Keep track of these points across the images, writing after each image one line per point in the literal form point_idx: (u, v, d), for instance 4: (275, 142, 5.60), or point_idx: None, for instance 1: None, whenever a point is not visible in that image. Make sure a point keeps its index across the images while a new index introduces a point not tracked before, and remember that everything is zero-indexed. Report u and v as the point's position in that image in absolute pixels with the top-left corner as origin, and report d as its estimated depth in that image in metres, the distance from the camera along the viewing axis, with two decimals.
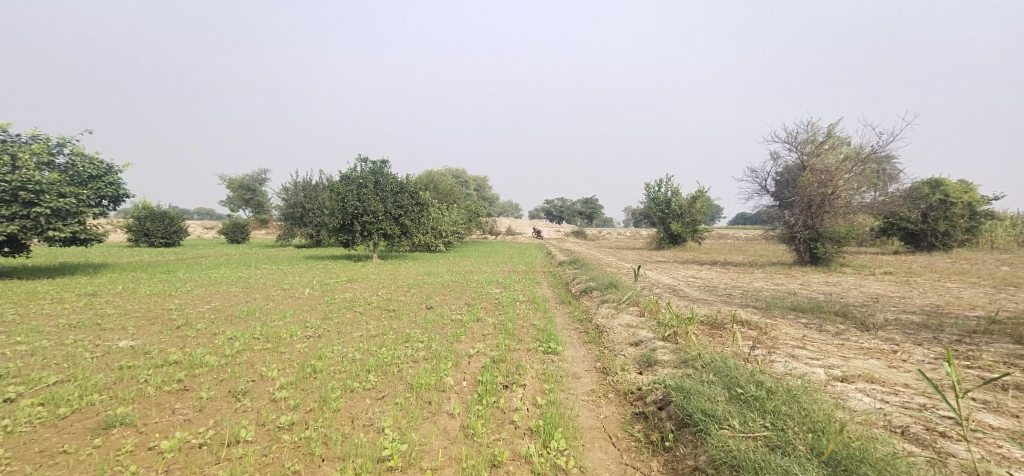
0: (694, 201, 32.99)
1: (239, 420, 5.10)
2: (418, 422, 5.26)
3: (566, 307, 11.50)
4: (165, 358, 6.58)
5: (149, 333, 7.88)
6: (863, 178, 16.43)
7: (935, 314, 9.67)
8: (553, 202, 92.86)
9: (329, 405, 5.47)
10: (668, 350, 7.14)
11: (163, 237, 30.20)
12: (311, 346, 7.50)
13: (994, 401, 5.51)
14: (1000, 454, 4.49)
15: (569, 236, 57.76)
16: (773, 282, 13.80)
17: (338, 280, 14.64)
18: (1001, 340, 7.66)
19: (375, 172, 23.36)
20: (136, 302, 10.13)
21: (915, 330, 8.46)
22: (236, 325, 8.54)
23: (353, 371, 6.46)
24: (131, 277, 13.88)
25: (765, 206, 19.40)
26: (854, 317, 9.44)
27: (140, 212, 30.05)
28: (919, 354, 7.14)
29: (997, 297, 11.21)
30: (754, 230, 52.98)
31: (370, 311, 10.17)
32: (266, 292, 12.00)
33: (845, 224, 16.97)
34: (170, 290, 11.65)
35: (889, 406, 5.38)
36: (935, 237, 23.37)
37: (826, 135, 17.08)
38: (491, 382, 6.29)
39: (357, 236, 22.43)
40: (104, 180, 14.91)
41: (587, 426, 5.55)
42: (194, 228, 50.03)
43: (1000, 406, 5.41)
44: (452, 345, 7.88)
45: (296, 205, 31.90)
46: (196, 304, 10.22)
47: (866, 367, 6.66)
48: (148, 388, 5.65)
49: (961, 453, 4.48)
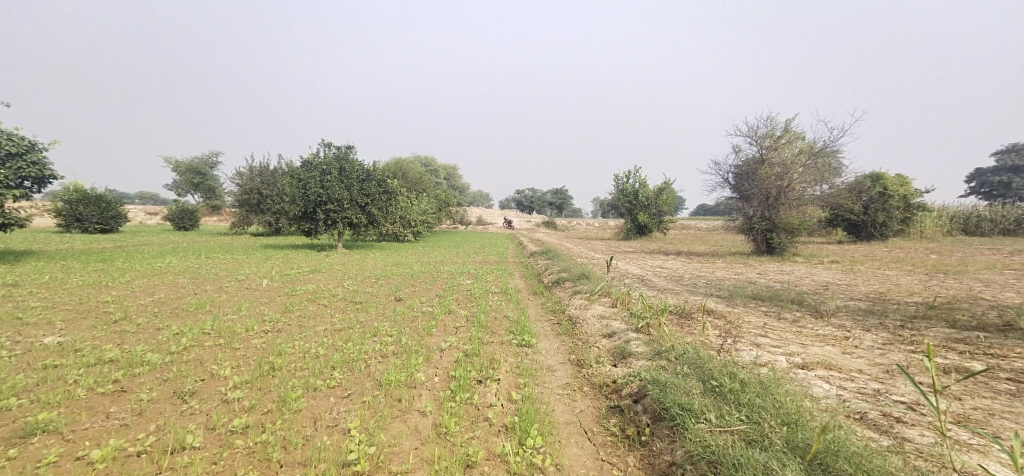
0: (659, 193, 33.60)
1: (186, 424, 4.63)
2: (387, 421, 4.95)
3: (537, 298, 11.35)
4: (99, 356, 5.93)
5: (80, 329, 7.12)
6: (816, 171, 17.05)
7: (879, 301, 10.13)
8: (521, 192, 92.83)
9: (288, 405, 5.06)
10: (641, 341, 7.10)
11: (99, 223, 28.03)
12: (269, 342, 6.98)
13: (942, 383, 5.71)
14: (950, 437, 4.54)
15: (537, 227, 57.91)
16: (733, 272, 14.14)
17: (300, 271, 13.93)
18: (939, 324, 8.06)
19: (339, 157, 22.38)
20: (68, 294, 9.21)
21: (863, 316, 8.81)
22: (183, 319, 7.87)
23: (316, 368, 6.03)
24: (62, 266, 12.69)
25: (724, 198, 19.86)
26: (809, 305, 9.75)
27: (72, 195, 27.74)
28: (871, 339, 7.40)
29: (932, 283, 11.90)
30: (713, 221, 54.75)
31: (334, 303, 9.66)
32: (218, 283, 11.23)
33: (798, 216, 17.66)
34: (107, 281, 10.70)
35: (848, 393, 5.47)
36: (874, 227, 24.78)
37: (783, 130, 17.58)
38: (465, 377, 6.04)
39: (320, 224, 21.46)
40: (26, 159, 13.49)
41: (563, 421, 5.40)
42: (137, 214, 46.86)
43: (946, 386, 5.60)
44: (423, 338, 7.55)
45: (251, 191, 30.29)
46: (138, 296, 9.40)
47: (823, 353, 6.83)
48: (78, 390, 5.05)
49: (917, 437, 4.55)
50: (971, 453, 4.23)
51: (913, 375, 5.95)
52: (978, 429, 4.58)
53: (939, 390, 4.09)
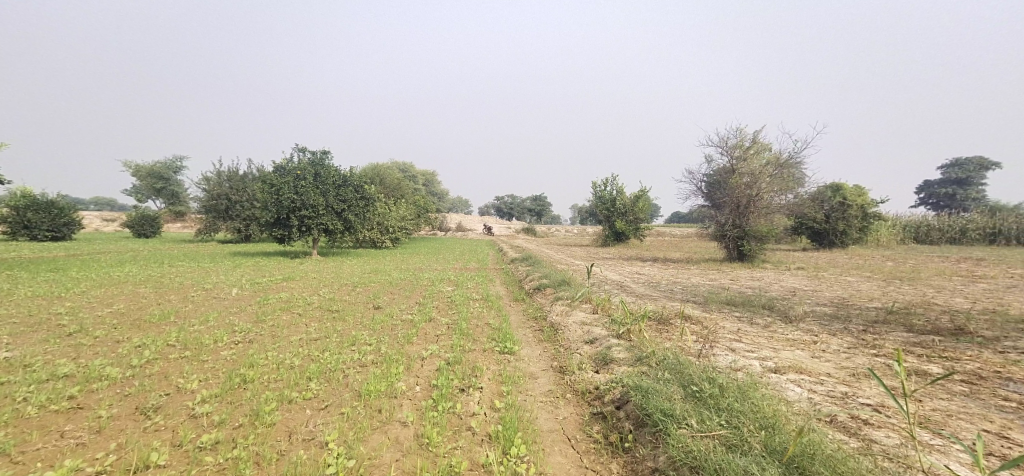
0: (636, 200, 34.14)
1: (150, 441, 4.35)
2: (366, 433, 4.79)
3: (518, 304, 11.29)
4: (53, 371, 5.55)
5: (30, 343, 6.64)
6: (782, 181, 17.62)
7: (843, 306, 10.48)
8: (498, 199, 92.91)
9: (261, 419, 4.83)
10: (622, 347, 7.13)
11: (50, 230, 26.56)
12: (239, 353, 6.68)
13: (905, 385, 5.90)
14: (914, 438, 4.66)
15: (515, 234, 57.94)
16: (707, 278, 14.44)
17: (272, 278, 13.48)
18: (899, 328, 8.39)
19: (314, 163, 21.94)
20: (17, 305, 8.62)
21: (830, 321, 9.09)
22: (146, 331, 7.46)
23: (290, 379, 5.79)
24: (11, 276, 11.91)
25: (697, 206, 20.28)
26: (779, 310, 10.01)
27: (19, 201, 26.21)
28: (837, 343, 7.63)
29: (890, 289, 12.43)
30: (686, 228, 55.99)
31: (309, 312, 9.35)
32: (183, 292, 10.73)
33: (766, 224, 18.20)
34: (61, 291, 10.07)
35: (819, 396, 5.60)
36: (835, 235, 25.70)
37: (752, 141, 18.11)
38: (446, 386, 5.91)
39: (294, 230, 20.83)
40: None
41: (547, 428, 5.34)
42: (92, 221, 44.57)
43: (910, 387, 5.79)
44: (403, 347, 7.38)
45: (219, 197, 29.26)
46: (95, 307, 8.87)
47: (794, 357, 7.00)
48: (29, 408, 4.69)
49: (884, 439, 4.67)
50: (934, 453, 4.35)
51: (879, 378, 6.12)
52: (939, 430, 4.72)
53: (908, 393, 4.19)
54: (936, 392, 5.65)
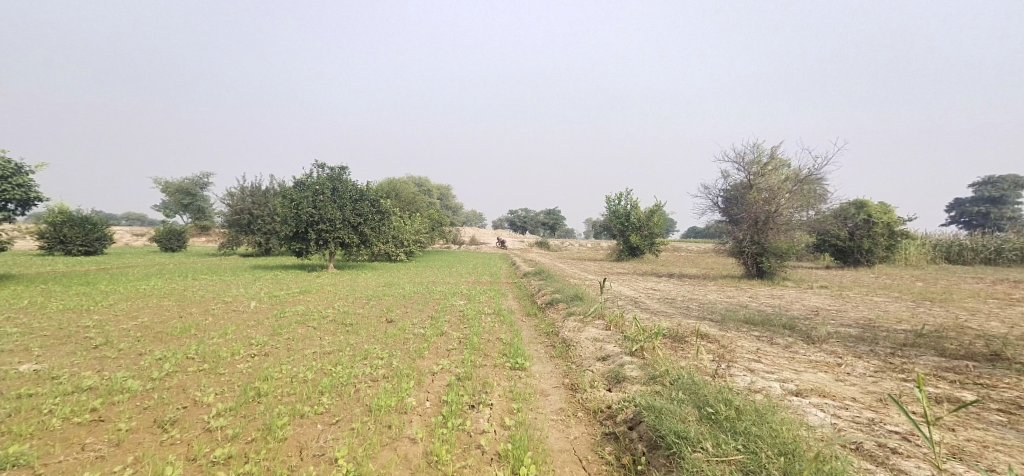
0: (650, 215, 33.83)
1: (166, 455, 4.47)
2: (376, 449, 4.82)
3: (531, 319, 11.25)
4: (78, 383, 5.75)
5: (58, 355, 6.89)
6: (802, 197, 17.33)
7: (869, 328, 10.13)
8: (515, 212, 93.20)
9: (274, 433, 4.91)
10: (636, 365, 7.04)
11: (83, 245, 27.55)
12: (255, 366, 6.82)
13: (934, 412, 5.65)
14: (945, 470, 4.44)
15: (531, 247, 57.97)
16: (725, 295, 14.17)
17: (290, 292, 13.73)
18: (929, 352, 8.07)
19: (333, 178, 22.44)
20: (47, 319, 8.96)
21: (854, 343, 8.80)
22: (167, 344, 7.67)
23: (304, 393, 5.89)
24: (43, 290, 12.40)
25: (714, 221, 20.00)
26: (801, 330, 9.74)
27: (56, 217, 27.34)
28: (862, 366, 7.39)
29: (919, 311, 11.98)
30: (704, 243, 55.28)
31: (324, 325, 9.50)
32: (204, 306, 11.01)
33: (786, 241, 17.83)
34: (88, 305, 10.43)
35: (843, 422, 5.41)
36: (860, 253, 25.02)
37: (769, 157, 17.88)
38: (457, 402, 5.92)
39: (311, 244, 21.25)
40: (12, 181, 13.23)
41: (557, 448, 5.29)
42: (122, 236, 46.08)
43: (940, 415, 5.55)
44: (414, 361, 7.42)
45: (242, 211, 30.08)
46: (120, 320, 9.17)
47: (817, 380, 6.80)
48: (53, 420, 4.86)
49: (912, 469, 4.47)
50: None
51: (906, 405, 5.89)
52: (973, 462, 4.51)
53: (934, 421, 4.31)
54: (969, 421, 5.41)
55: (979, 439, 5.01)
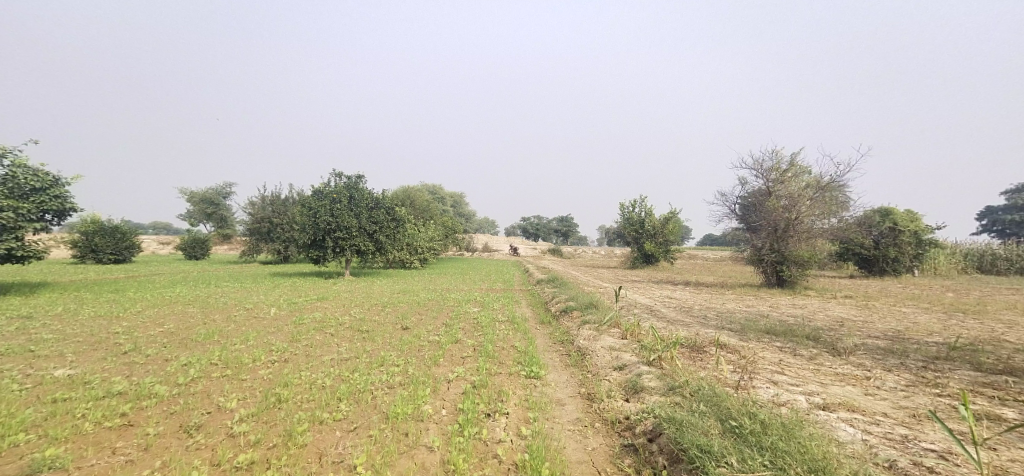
0: (666, 222, 33.54)
1: (192, 459, 4.60)
2: (394, 457, 4.88)
3: (545, 328, 11.20)
4: (108, 388, 5.95)
5: (90, 361, 7.15)
6: (823, 204, 17.05)
7: (897, 340, 9.84)
8: (529, 220, 93.10)
9: (294, 439, 5.00)
10: (655, 376, 6.98)
11: (113, 253, 28.45)
12: (276, 373, 6.96)
13: (970, 430, 5.45)
14: None
15: (546, 254, 57.90)
16: (744, 304, 13.94)
17: (308, 299, 13.96)
18: (962, 367, 7.82)
19: (350, 186, 22.81)
20: (79, 325, 9.29)
21: (881, 355, 8.57)
22: (191, 350, 7.89)
23: (323, 400, 5.99)
24: (75, 297, 12.86)
25: (732, 229, 19.74)
26: (825, 342, 9.52)
27: (87, 226, 28.33)
28: (891, 381, 7.19)
29: (950, 323, 11.59)
30: (721, 251, 54.58)
31: (341, 332, 9.64)
32: (227, 312, 11.28)
33: (808, 249, 17.49)
34: (117, 312, 10.79)
35: (874, 439, 5.27)
36: (886, 262, 24.33)
37: (789, 164, 17.63)
38: (473, 411, 5.95)
39: (328, 252, 21.60)
40: (49, 193, 13.77)
41: (575, 459, 5.28)
42: (149, 244, 47.52)
43: (977, 433, 5.36)
44: (429, 369, 7.48)
45: (262, 220, 30.73)
46: (147, 326, 9.44)
47: (844, 394, 6.65)
48: (86, 424, 5.04)
49: None
50: None
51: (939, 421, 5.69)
52: None
53: (975, 442, 4.18)
54: (1008, 442, 5.20)
55: (1019, 460, 4.82)
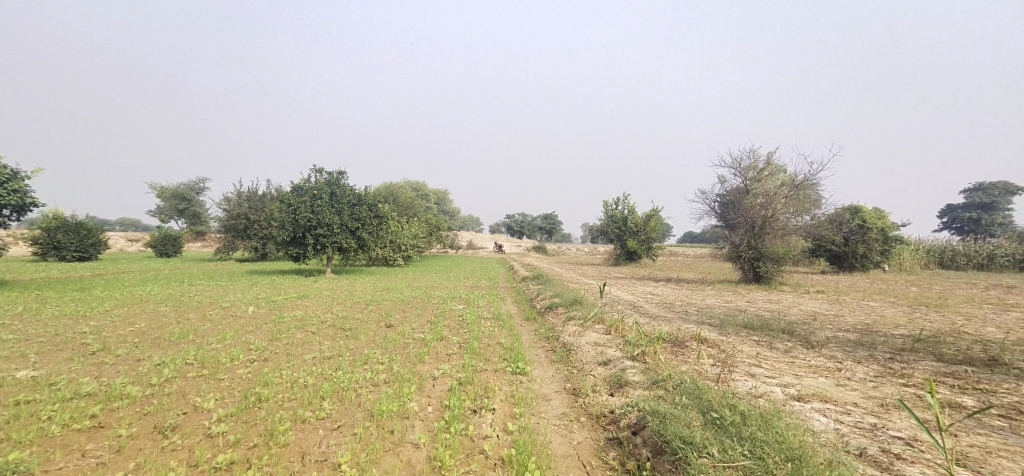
0: (647, 219, 33.94)
1: (168, 461, 4.43)
2: (379, 454, 4.79)
3: (530, 324, 11.21)
4: (77, 389, 5.69)
5: (55, 362, 6.82)
6: (798, 202, 17.48)
7: (867, 333, 10.16)
8: (510, 217, 93.05)
9: (276, 439, 4.87)
10: (637, 370, 7.04)
11: (78, 251, 27.30)
12: (255, 372, 6.77)
13: (940, 419, 5.64)
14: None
15: (528, 251, 58.03)
16: (723, 300, 14.22)
17: (287, 296, 13.66)
18: (927, 358, 8.13)
19: (331, 182, 22.41)
20: (44, 325, 8.86)
21: (853, 348, 8.84)
22: (165, 349, 7.61)
23: (304, 398, 5.85)
24: (39, 296, 12.31)
25: (711, 226, 20.08)
26: (800, 335, 9.77)
27: (50, 223, 27.12)
28: (862, 371, 7.41)
29: (915, 316, 12.05)
30: (699, 248, 55.57)
31: (323, 330, 9.45)
32: (202, 311, 10.94)
33: (783, 246, 17.90)
34: (85, 311, 10.34)
35: (846, 427, 5.42)
36: (855, 258, 25.14)
37: (766, 163, 18.01)
38: (459, 407, 5.90)
39: (308, 249, 21.16)
40: (7, 187, 13.11)
41: (561, 453, 5.28)
42: (117, 241, 45.83)
43: (945, 421, 5.55)
44: (414, 366, 7.39)
45: (238, 216, 29.95)
46: (118, 326, 9.07)
47: (818, 385, 6.83)
48: (53, 427, 4.80)
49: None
50: None
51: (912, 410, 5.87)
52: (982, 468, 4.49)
53: (944, 428, 4.32)
54: (975, 429, 5.39)
55: (982, 445, 5.02)
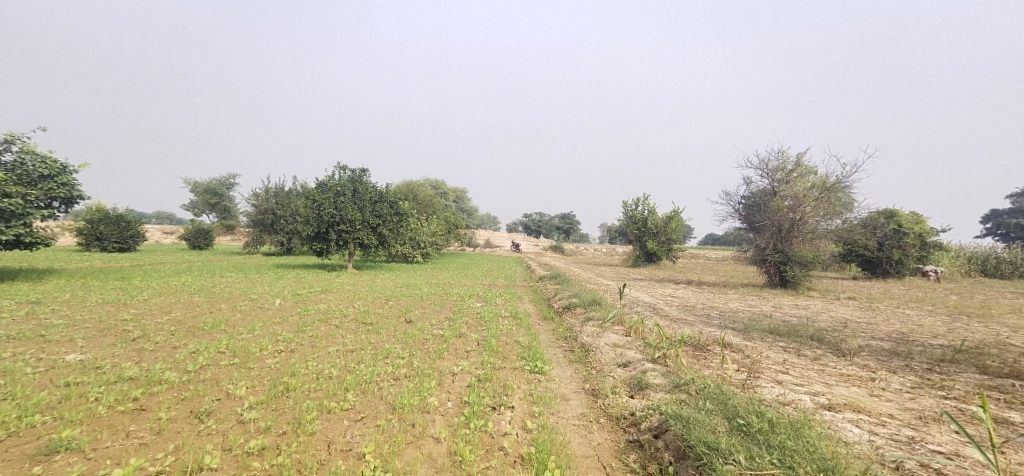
0: (668, 221, 33.52)
1: (204, 444, 4.66)
2: (401, 446, 4.94)
3: (548, 323, 11.26)
4: (120, 373, 6.02)
5: (99, 347, 7.20)
6: (828, 205, 17.05)
7: (903, 342, 9.86)
8: (530, 216, 93.12)
9: (303, 427, 5.06)
10: (659, 373, 7.03)
11: (118, 242, 28.49)
12: (282, 362, 7.02)
13: (981, 435, 5.46)
14: None
15: (548, 251, 57.99)
16: (746, 304, 13.99)
17: (312, 290, 14.03)
18: (968, 370, 7.87)
19: (354, 179, 22.85)
20: (88, 312, 9.36)
21: (887, 357, 8.61)
22: (199, 338, 7.93)
23: (329, 389, 6.04)
24: (82, 284, 12.97)
25: (735, 228, 19.76)
26: (829, 343, 9.56)
27: (93, 215, 28.40)
28: (897, 382, 7.24)
29: (955, 326, 11.63)
30: (722, 251, 54.58)
31: (345, 324, 9.67)
32: (232, 302, 11.33)
33: (812, 250, 17.45)
34: (124, 299, 10.84)
35: (880, 440, 5.32)
36: (889, 265, 24.38)
37: (795, 164, 17.63)
38: (478, 403, 6.02)
39: (331, 244, 21.62)
40: (57, 180, 13.83)
41: (581, 454, 5.33)
42: (153, 233, 47.66)
43: (987, 439, 5.36)
44: (434, 362, 7.55)
45: (266, 211, 30.76)
46: (154, 314, 9.49)
47: (850, 395, 6.70)
48: (99, 408, 5.10)
49: None
50: None
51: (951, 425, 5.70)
52: None
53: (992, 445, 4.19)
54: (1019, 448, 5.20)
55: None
